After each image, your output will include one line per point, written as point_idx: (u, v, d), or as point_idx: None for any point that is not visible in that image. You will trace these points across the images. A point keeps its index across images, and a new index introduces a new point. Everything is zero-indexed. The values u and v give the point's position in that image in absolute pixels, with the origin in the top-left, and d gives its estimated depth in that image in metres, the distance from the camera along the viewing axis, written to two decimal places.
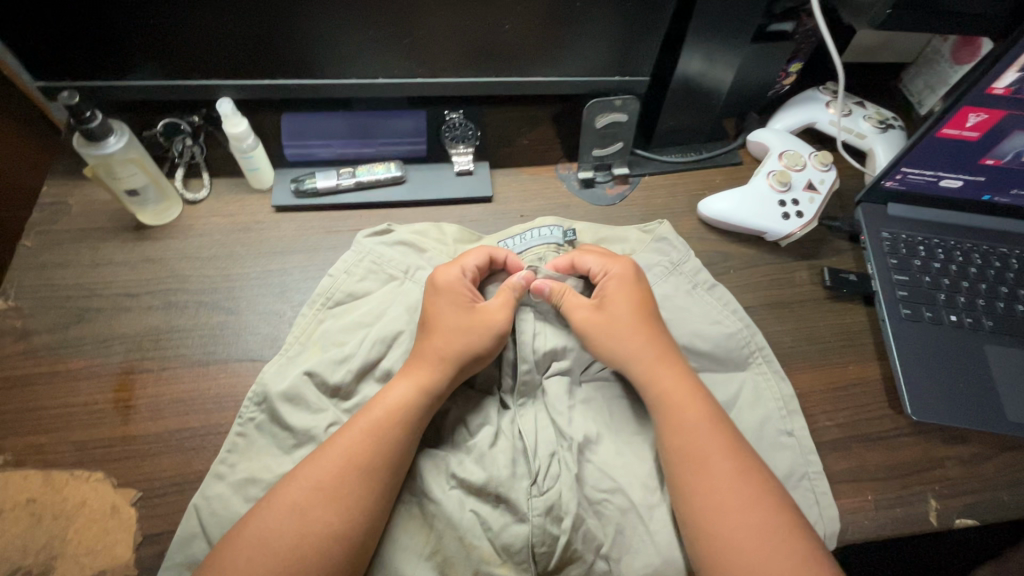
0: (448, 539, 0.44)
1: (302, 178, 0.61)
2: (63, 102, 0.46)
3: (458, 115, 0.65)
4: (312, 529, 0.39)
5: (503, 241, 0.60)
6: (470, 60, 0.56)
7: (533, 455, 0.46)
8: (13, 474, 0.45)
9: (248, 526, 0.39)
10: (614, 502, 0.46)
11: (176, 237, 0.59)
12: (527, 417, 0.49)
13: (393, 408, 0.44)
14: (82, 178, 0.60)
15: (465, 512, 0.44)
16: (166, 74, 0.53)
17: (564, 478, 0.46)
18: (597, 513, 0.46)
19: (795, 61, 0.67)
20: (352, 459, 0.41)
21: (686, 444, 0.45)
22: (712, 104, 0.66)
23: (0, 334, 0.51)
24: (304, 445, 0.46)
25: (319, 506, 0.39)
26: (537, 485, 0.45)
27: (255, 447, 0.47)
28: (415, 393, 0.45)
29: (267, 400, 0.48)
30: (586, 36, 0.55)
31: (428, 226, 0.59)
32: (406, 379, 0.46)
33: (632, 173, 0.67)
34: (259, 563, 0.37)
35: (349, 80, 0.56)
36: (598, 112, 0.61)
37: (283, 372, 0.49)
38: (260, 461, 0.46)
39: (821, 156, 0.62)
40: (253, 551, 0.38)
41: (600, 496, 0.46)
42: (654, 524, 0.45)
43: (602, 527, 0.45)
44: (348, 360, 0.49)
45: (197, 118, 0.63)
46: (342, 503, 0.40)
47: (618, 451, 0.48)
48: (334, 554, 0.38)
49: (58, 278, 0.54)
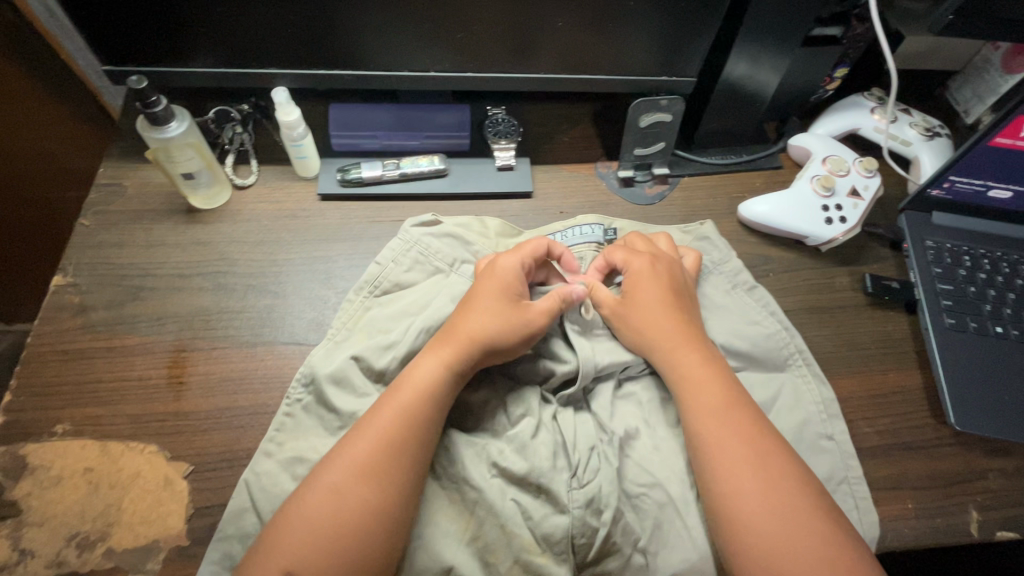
0: (489, 526, 0.44)
1: (348, 168, 0.63)
2: (131, 85, 0.47)
3: (500, 111, 0.66)
4: (357, 507, 0.40)
5: (544, 236, 0.60)
6: (519, 56, 0.57)
7: (573, 448, 0.47)
8: (72, 443, 0.46)
9: (299, 506, 0.40)
10: (652, 497, 0.46)
11: (225, 221, 0.60)
12: (567, 411, 0.50)
13: (422, 386, 0.45)
14: (137, 161, 0.62)
15: (506, 500, 0.45)
16: (226, 61, 0.55)
17: (604, 470, 0.46)
18: (635, 507, 0.46)
19: (841, 66, 0.67)
20: (390, 440, 0.42)
21: (704, 439, 0.44)
22: (756, 106, 0.66)
23: (59, 309, 0.53)
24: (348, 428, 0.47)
25: (362, 480, 0.41)
26: (577, 477, 0.45)
27: (301, 428, 0.48)
28: (440, 370, 0.45)
29: (314, 382, 0.49)
30: (636, 35, 0.56)
31: (471, 220, 0.60)
32: (430, 355, 0.46)
33: (672, 174, 0.67)
34: (313, 541, 0.38)
35: (400, 72, 0.57)
36: (642, 111, 0.61)
37: (330, 356, 0.50)
38: (306, 441, 0.47)
39: (866, 162, 0.62)
40: (306, 529, 0.39)
41: (638, 490, 0.46)
42: (692, 520, 0.45)
43: (640, 521, 0.45)
44: (394, 347, 0.50)
45: (247, 107, 0.64)
46: (383, 482, 0.41)
47: (657, 447, 0.49)
48: (378, 532, 0.39)
49: (114, 257, 0.56)
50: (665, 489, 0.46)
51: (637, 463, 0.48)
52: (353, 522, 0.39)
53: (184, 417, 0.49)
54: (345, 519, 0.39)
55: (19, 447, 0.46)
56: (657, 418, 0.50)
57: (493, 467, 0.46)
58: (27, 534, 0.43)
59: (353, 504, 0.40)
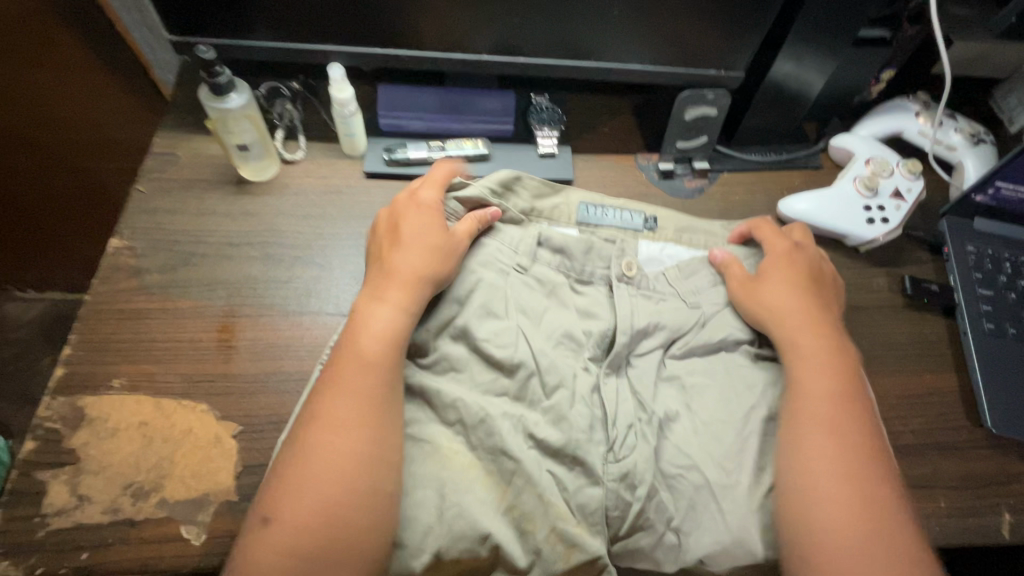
0: (526, 496, 0.44)
1: (394, 147, 0.64)
2: (200, 56, 0.50)
3: (545, 99, 0.67)
4: (330, 449, 0.41)
5: (582, 205, 0.61)
6: (572, 44, 0.58)
7: (613, 423, 0.47)
8: (127, 397, 0.48)
9: (300, 463, 0.41)
10: (689, 478, 0.46)
11: (273, 194, 0.61)
12: (610, 386, 0.50)
13: (374, 322, 0.47)
14: (190, 132, 0.63)
15: (542, 470, 0.45)
16: (287, 36, 0.56)
17: (642, 448, 0.47)
18: (672, 487, 0.46)
19: (887, 69, 0.67)
20: (373, 400, 0.43)
21: (818, 420, 0.46)
22: (800, 107, 0.66)
23: (116, 270, 0.54)
24: None
25: (348, 437, 0.42)
26: (613, 451, 0.46)
27: None
28: (390, 302, 0.48)
29: None
30: (689, 27, 0.56)
31: (511, 186, 0.61)
32: (382, 299, 0.48)
33: (712, 169, 0.68)
34: (302, 490, 0.40)
35: (454, 55, 0.58)
36: (688, 104, 0.62)
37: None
38: None
39: (911, 164, 0.62)
40: (306, 483, 0.40)
41: (676, 471, 0.47)
42: (728, 504, 0.45)
43: (675, 501, 0.46)
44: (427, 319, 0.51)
45: (297, 84, 0.66)
46: (349, 422, 0.42)
47: (697, 429, 0.49)
48: (355, 466, 0.41)
49: (168, 223, 0.58)
50: (708, 471, 0.47)
51: (680, 441, 0.48)
52: (352, 475, 0.41)
53: (233, 378, 0.50)
54: (338, 474, 0.40)
55: (77, 398, 0.48)
56: (702, 399, 0.50)
57: (530, 437, 0.46)
58: (84, 481, 0.44)
59: (340, 460, 0.41)
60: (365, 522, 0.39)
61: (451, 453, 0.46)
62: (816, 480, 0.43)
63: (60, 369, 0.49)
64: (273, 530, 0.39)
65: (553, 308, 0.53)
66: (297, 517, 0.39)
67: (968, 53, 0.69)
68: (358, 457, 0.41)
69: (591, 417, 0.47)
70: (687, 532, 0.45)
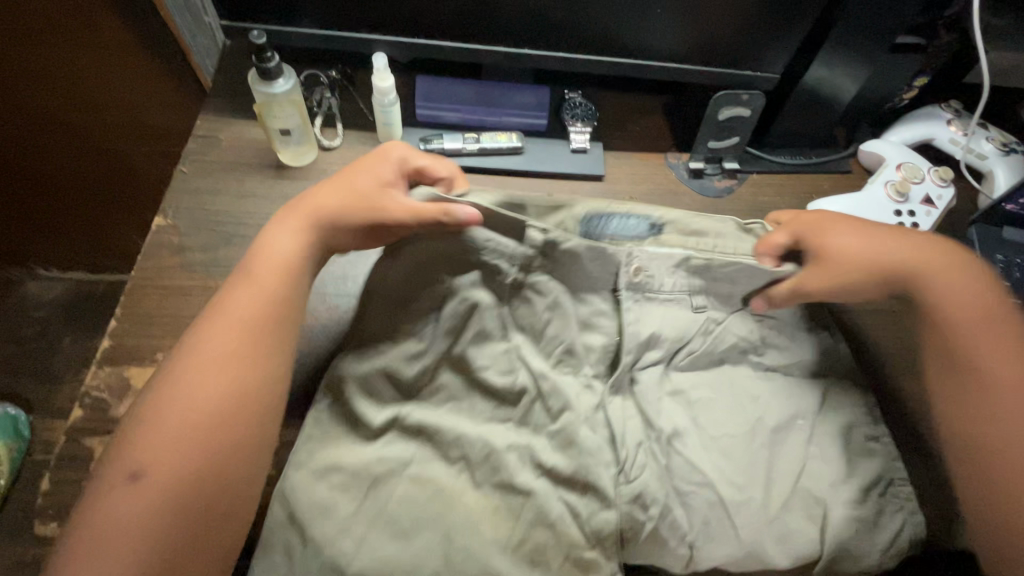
0: (539, 529, 0.44)
1: (430, 138, 0.65)
2: (253, 40, 0.51)
3: (579, 95, 0.69)
4: (207, 397, 0.40)
5: None
6: (612, 41, 0.59)
7: (620, 443, 0.47)
8: None
9: (171, 394, 0.40)
10: (703, 495, 0.46)
11: (311, 179, 0.62)
12: (616, 404, 0.49)
13: (277, 258, 0.47)
14: (232, 116, 0.64)
15: (556, 499, 0.45)
16: (335, 25, 0.58)
17: (650, 466, 0.47)
18: (685, 506, 0.46)
19: (921, 75, 0.67)
20: (239, 336, 0.43)
21: (989, 378, 0.46)
22: (832, 111, 0.66)
23: (159, 247, 0.56)
24: (384, 433, 0.47)
25: (220, 376, 0.41)
26: (624, 473, 0.46)
27: (329, 435, 0.46)
28: (285, 238, 0.48)
29: (342, 385, 0.47)
30: (728, 29, 0.57)
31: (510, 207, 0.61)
32: (286, 231, 0.48)
33: (742, 169, 0.68)
34: (172, 427, 0.39)
35: (495, 48, 0.59)
36: (723, 104, 0.63)
37: (353, 362, 0.48)
38: (339, 449, 0.46)
39: (942, 171, 0.62)
40: (175, 417, 0.39)
41: (688, 488, 0.46)
42: (740, 518, 0.46)
43: (689, 519, 0.46)
44: (422, 352, 0.48)
45: (335, 73, 0.67)
46: (230, 365, 0.42)
47: (707, 446, 0.48)
48: (213, 405, 0.40)
49: (210, 204, 0.59)
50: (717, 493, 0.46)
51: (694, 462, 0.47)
52: (213, 419, 0.40)
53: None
54: (203, 423, 0.39)
55: (123, 369, 0.49)
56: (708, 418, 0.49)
57: (532, 465, 0.46)
58: None
59: (197, 404, 0.40)
60: (248, 452, 0.41)
61: (459, 493, 0.45)
62: (994, 425, 0.45)
63: (107, 340, 0.50)
64: (134, 489, 0.37)
65: (555, 321, 0.49)
66: (154, 458, 0.38)
67: (1002, 64, 0.69)
68: (218, 405, 0.40)
69: (602, 437, 0.47)
70: (705, 552, 0.45)
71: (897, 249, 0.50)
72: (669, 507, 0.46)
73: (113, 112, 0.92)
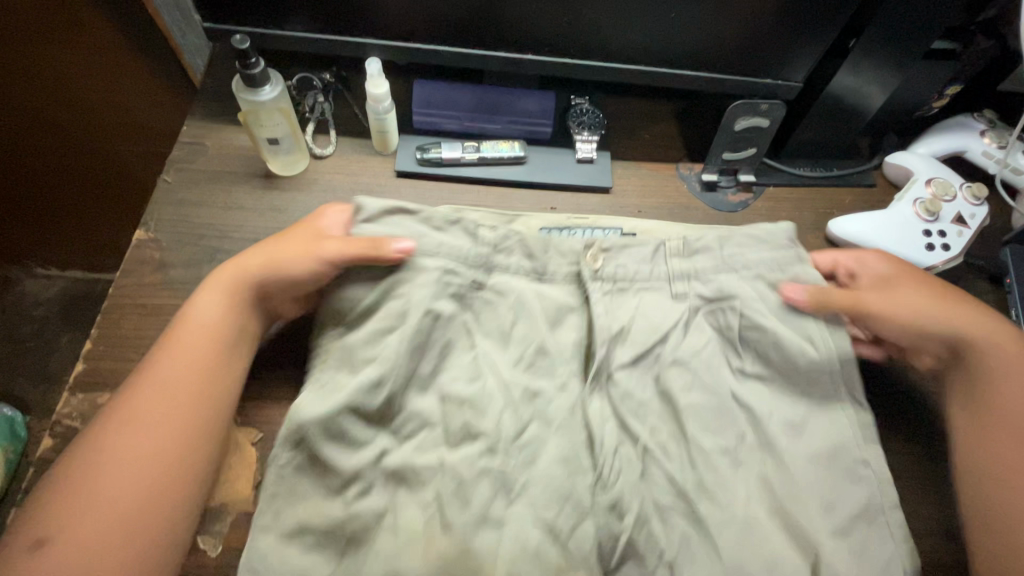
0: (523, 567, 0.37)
1: (428, 146, 0.61)
2: (235, 44, 0.48)
3: (585, 102, 0.65)
4: (121, 474, 0.36)
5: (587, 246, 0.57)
6: (622, 46, 0.55)
7: (598, 450, 0.41)
8: None
9: (93, 483, 0.36)
10: (717, 516, 0.39)
11: (302, 190, 0.59)
12: (593, 408, 0.43)
13: (204, 326, 0.42)
14: (220, 122, 0.61)
15: (535, 532, 0.38)
16: (326, 28, 0.54)
17: (635, 479, 0.41)
18: (663, 520, 0.40)
19: (955, 83, 0.62)
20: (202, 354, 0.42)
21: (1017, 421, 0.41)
22: (857, 120, 0.62)
23: (140, 262, 0.53)
24: (353, 487, 0.39)
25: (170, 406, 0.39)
26: (601, 481, 0.40)
27: (300, 491, 0.39)
28: (219, 308, 0.43)
29: (305, 441, 0.39)
30: (746, 34, 0.53)
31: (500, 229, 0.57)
32: (214, 294, 0.44)
33: (758, 182, 0.64)
34: (96, 520, 0.35)
35: (496, 53, 0.55)
36: (740, 114, 0.58)
37: (309, 401, 0.39)
38: (309, 504, 0.38)
39: (976, 188, 0.58)
40: (96, 509, 0.35)
41: (684, 496, 0.40)
42: (760, 542, 0.39)
43: (697, 544, 0.39)
44: (384, 384, 0.40)
45: (329, 76, 0.64)
46: (138, 426, 0.38)
47: (715, 462, 0.41)
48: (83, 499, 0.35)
49: (195, 216, 0.56)
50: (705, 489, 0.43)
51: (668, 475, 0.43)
52: (161, 478, 0.37)
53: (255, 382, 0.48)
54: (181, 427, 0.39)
55: (98, 395, 0.46)
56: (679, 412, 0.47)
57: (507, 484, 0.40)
58: None
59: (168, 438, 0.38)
60: (171, 505, 0.37)
61: (431, 547, 0.38)
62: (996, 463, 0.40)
63: (82, 363, 0.48)
64: (46, 555, 0.33)
65: (520, 321, 0.44)
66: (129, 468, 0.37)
67: None
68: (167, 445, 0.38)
69: (576, 449, 0.41)
70: None
71: (911, 308, 0.45)
72: (673, 554, 0.39)
73: (104, 112, 0.89)
